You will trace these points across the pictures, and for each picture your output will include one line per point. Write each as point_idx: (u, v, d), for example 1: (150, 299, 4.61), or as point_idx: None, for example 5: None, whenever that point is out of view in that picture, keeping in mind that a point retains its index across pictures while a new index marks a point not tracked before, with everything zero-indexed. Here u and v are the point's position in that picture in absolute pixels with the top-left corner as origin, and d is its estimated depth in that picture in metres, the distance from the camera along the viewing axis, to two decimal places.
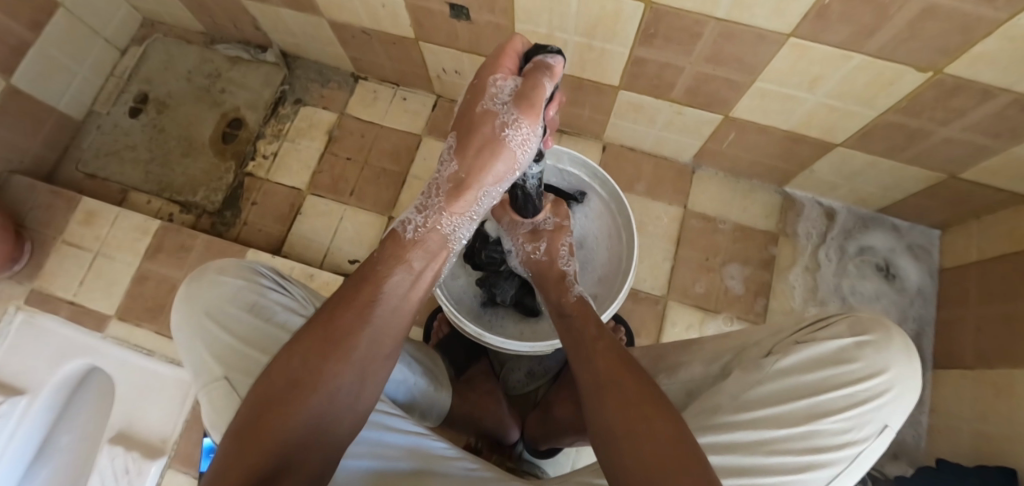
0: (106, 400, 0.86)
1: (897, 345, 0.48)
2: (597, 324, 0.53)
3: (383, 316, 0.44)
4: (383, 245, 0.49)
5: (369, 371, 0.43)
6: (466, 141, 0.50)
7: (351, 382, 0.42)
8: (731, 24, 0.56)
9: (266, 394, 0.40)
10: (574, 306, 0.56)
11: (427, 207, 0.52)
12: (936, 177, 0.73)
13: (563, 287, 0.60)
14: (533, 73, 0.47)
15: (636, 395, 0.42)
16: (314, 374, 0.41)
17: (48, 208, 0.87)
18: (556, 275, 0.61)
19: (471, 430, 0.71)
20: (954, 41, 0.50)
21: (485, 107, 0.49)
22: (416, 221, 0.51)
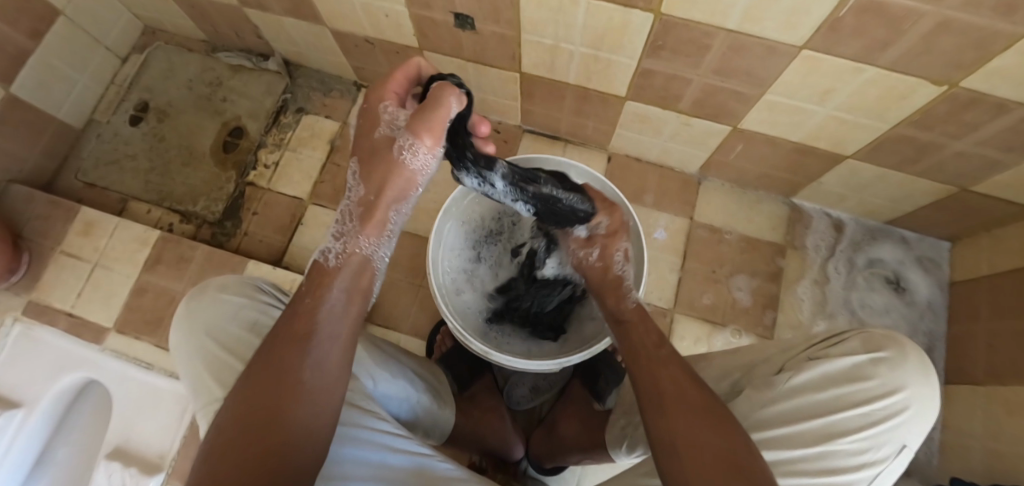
0: (104, 414, 0.84)
1: (914, 361, 0.45)
2: (655, 332, 0.52)
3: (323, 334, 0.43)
4: (309, 280, 0.47)
5: (319, 391, 0.41)
6: (369, 164, 0.51)
7: (302, 400, 0.40)
8: (741, 36, 0.55)
9: (221, 439, 0.38)
10: (632, 313, 0.55)
11: (342, 234, 0.50)
12: (947, 190, 0.72)
13: (619, 293, 0.58)
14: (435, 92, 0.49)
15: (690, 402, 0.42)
16: (262, 400, 0.39)
17: (46, 218, 0.86)
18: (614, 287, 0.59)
19: (475, 448, 0.70)
20: (969, 55, 0.49)
21: (383, 133, 0.51)
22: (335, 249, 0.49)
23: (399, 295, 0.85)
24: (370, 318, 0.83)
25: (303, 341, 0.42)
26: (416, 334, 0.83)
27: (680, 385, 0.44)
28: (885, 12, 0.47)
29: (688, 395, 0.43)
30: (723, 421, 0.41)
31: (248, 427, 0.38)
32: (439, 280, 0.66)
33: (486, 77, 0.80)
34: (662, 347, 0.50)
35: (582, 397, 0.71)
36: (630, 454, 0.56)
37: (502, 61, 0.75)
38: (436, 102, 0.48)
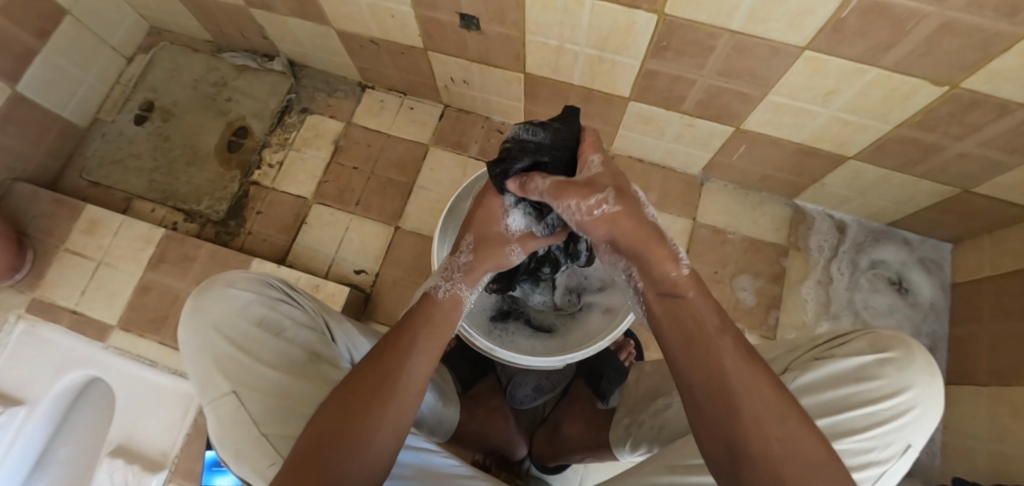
0: (107, 412, 0.84)
1: (921, 361, 0.45)
2: (716, 311, 0.42)
3: (421, 344, 0.47)
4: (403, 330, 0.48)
5: (408, 401, 0.44)
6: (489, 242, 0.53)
7: (396, 407, 0.43)
8: (746, 37, 0.56)
9: (319, 435, 0.40)
10: (685, 284, 0.42)
11: (450, 275, 0.53)
12: (950, 191, 0.72)
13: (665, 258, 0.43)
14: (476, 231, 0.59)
15: (767, 404, 0.37)
16: (366, 401, 0.42)
17: (51, 216, 0.86)
18: (656, 246, 0.43)
19: (478, 447, 0.70)
20: (972, 56, 0.49)
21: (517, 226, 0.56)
22: (443, 283, 0.53)
23: (403, 294, 0.85)
24: (374, 318, 0.84)
25: (405, 351, 0.46)
26: None
27: (750, 383, 0.38)
28: (888, 12, 0.47)
29: (760, 395, 0.37)
30: (805, 429, 0.36)
31: (349, 428, 0.40)
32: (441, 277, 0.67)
33: (491, 78, 0.81)
34: (722, 321, 0.41)
35: (586, 397, 0.71)
36: (633, 452, 0.57)
37: (506, 62, 0.75)
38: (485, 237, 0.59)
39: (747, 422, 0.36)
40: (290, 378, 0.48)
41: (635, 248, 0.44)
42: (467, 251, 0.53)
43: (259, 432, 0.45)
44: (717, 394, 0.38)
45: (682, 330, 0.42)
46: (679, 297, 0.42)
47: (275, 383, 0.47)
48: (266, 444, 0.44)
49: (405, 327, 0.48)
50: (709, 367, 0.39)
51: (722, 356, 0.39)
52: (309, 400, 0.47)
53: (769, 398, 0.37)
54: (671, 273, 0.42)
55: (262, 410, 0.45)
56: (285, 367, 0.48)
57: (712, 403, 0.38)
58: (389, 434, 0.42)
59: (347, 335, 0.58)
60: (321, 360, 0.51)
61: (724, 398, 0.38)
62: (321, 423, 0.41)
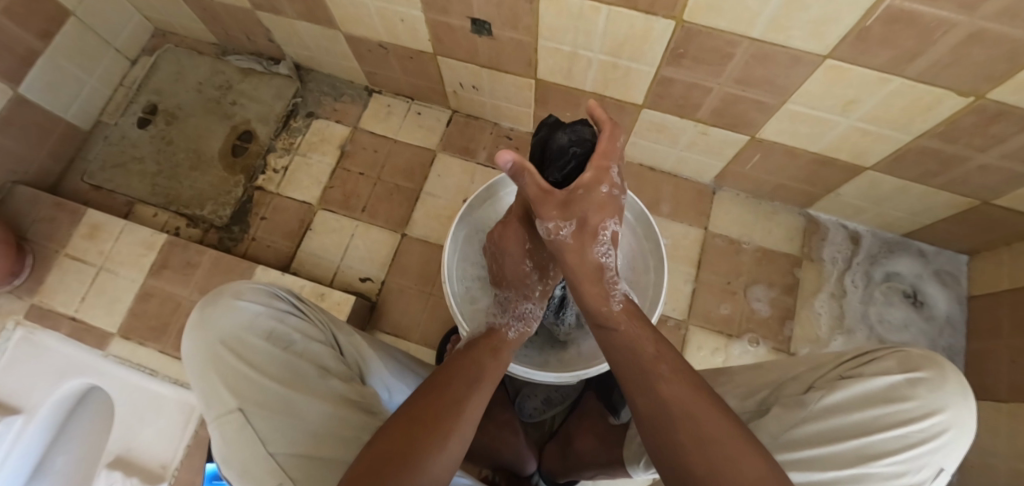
0: (105, 421, 0.82)
1: (953, 382, 0.43)
2: (653, 340, 0.46)
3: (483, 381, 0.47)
4: (475, 357, 0.50)
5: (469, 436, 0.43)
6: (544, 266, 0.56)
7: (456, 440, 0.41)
8: (766, 45, 0.55)
9: (390, 448, 0.38)
10: (620, 318, 0.48)
11: (525, 314, 0.56)
12: (968, 203, 0.70)
13: (603, 291, 0.49)
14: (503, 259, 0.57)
15: (696, 405, 0.39)
16: (431, 427, 0.40)
17: (51, 220, 0.85)
18: (597, 284, 0.49)
19: (487, 462, 0.69)
20: (1000, 67, 0.48)
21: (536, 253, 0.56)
22: (516, 325, 0.55)
23: (410, 303, 0.83)
24: (380, 327, 0.82)
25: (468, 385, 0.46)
26: (426, 342, 0.81)
27: (680, 386, 0.41)
28: (915, 22, 0.46)
29: (700, 401, 0.40)
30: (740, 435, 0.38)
31: (413, 454, 0.38)
32: (451, 288, 0.65)
33: (501, 83, 0.80)
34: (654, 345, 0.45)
35: (596, 411, 0.70)
36: (649, 470, 0.53)
37: (518, 68, 0.74)
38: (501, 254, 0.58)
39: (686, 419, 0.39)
40: (299, 394, 0.46)
41: (577, 276, 0.49)
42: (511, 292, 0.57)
43: (266, 451, 0.43)
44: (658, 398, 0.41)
45: (621, 360, 0.45)
46: (614, 327, 0.48)
47: (282, 399, 0.46)
48: (273, 463, 0.43)
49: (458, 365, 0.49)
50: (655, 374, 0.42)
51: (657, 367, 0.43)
52: (320, 418, 0.45)
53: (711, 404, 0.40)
54: (606, 306, 0.48)
55: (268, 428, 0.44)
56: (291, 382, 0.47)
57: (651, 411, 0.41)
58: (449, 467, 0.40)
59: (355, 346, 0.56)
60: (331, 375, 0.50)
61: (665, 407, 0.40)
62: (381, 445, 0.39)
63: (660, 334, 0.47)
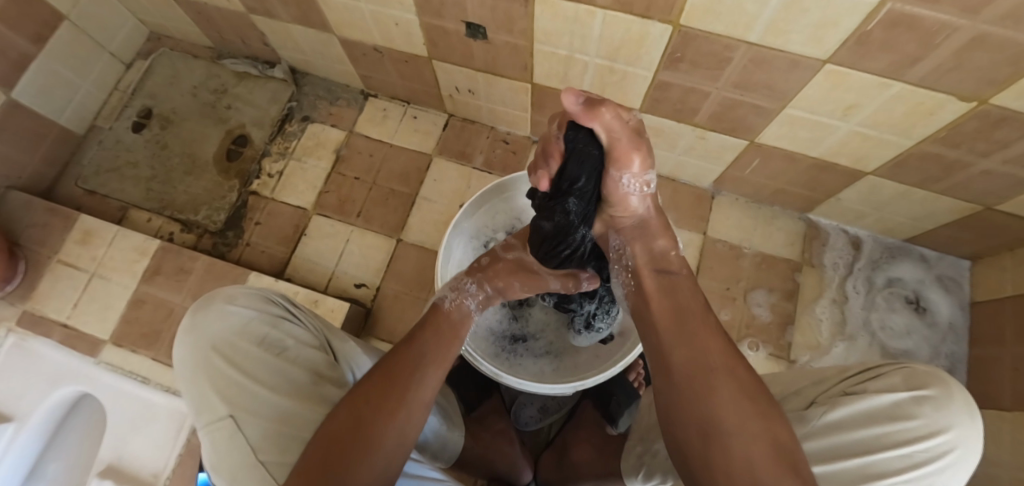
0: (98, 428, 0.81)
1: (961, 401, 0.42)
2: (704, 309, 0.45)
3: (437, 358, 0.47)
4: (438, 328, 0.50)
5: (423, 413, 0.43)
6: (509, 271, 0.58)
7: (407, 418, 0.42)
8: (764, 50, 0.54)
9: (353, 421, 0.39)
10: (681, 266, 0.49)
11: (462, 291, 0.56)
12: (971, 208, 0.69)
13: (670, 235, 0.51)
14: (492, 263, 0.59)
15: (745, 394, 0.38)
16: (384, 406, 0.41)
17: (43, 226, 0.84)
18: (662, 230, 0.51)
19: (482, 472, 0.67)
20: (1003, 72, 0.47)
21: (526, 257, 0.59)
22: (448, 296, 0.55)
23: (405, 309, 0.82)
24: (375, 334, 0.81)
25: (419, 365, 0.45)
26: None
27: (729, 366, 0.40)
28: (917, 25, 0.45)
29: (738, 374, 0.40)
30: (771, 415, 0.37)
31: (362, 439, 0.39)
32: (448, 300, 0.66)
33: (497, 87, 0.79)
34: (699, 316, 0.44)
35: (594, 421, 0.69)
36: (647, 483, 0.52)
37: (513, 71, 0.73)
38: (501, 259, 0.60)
39: (720, 395, 0.38)
40: (291, 401, 0.45)
41: (630, 235, 0.51)
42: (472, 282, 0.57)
43: (257, 460, 0.42)
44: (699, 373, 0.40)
45: (674, 312, 0.45)
46: (675, 273, 0.48)
47: (274, 408, 0.44)
48: (264, 472, 0.42)
49: (412, 339, 0.48)
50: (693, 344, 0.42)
51: (704, 340, 0.42)
52: (314, 427, 0.44)
53: (748, 384, 0.39)
54: (670, 252, 0.50)
55: (260, 436, 0.43)
56: (286, 389, 0.46)
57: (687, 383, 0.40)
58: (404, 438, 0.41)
59: (350, 355, 0.55)
60: (324, 382, 0.49)
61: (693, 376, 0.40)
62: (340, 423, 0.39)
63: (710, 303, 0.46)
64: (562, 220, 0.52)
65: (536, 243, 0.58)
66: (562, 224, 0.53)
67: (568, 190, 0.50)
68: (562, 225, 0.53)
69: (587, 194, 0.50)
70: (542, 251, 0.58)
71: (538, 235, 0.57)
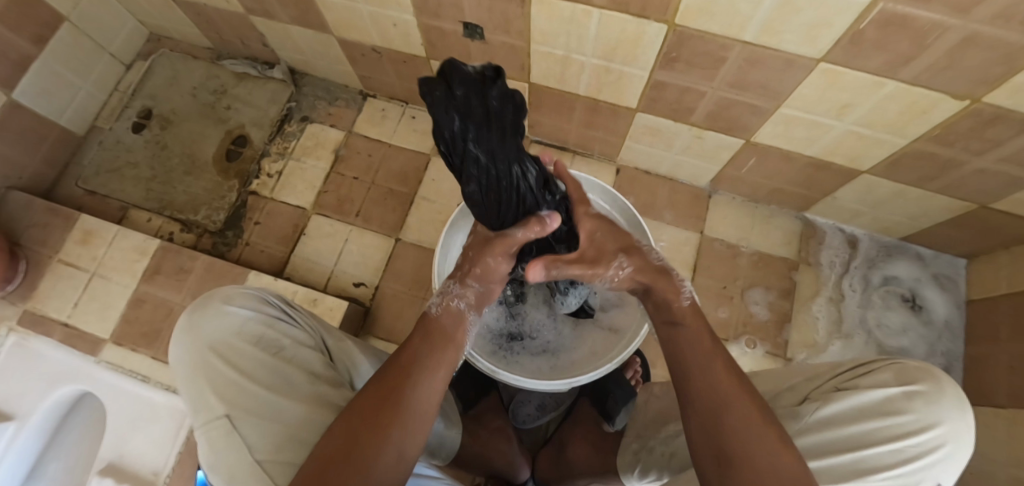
0: (98, 426, 0.82)
1: (950, 397, 0.43)
2: (713, 341, 0.45)
3: (432, 365, 0.44)
4: (429, 332, 0.47)
5: (420, 425, 0.42)
6: (482, 248, 0.50)
7: (402, 429, 0.40)
8: (759, 49, 0.54)
9: (348, 434, 0.38)
10: (687, 313, 0.48)
11: (447, 293, 0.50)
12: (966, 207, 0.70)
13: (673, 286, 0.50)
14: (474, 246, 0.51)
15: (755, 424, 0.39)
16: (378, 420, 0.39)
17: (44, 226, 0.85)
18: (666, 282, 0.50)
19: (479, 470, 0.68)
20: (996, 70, 0.47)
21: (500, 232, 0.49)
22: (436, 301, 0.50)
23: (403, 308, 0.82)
24: (374, 332, 0.82)
25: (415, 373, 0.43)
26: None
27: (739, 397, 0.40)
28: (909, 25, 0.45)
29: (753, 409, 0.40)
30: (788, 451, 0.37)
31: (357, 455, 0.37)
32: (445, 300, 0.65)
33: None
34: (714, 356, 0.44)
35: (592, 418, 0.69)
36: (642, 479, 0.52)
37: (510, 72, 0.74)
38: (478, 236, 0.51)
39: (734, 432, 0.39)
40: (287, 400, 0.45)
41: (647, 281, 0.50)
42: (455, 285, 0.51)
43: (254, 459, 0.43)
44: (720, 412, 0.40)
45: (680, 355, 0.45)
46: (680, 323, 0.47)
47: (271, 407, 0.45)
48: (260, 470, 0.42)
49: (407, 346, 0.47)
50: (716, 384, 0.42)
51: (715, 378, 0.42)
52: (309, 426, 0.44)
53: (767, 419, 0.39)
54: (677, 303, 0.49)
55: (256, 435, 0.43)
56: (282, 389, 0.46)
57: (712, 426, 0.40)
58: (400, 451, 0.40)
59: (346, 353, 0.55)
60: (321, 381, 0.49)
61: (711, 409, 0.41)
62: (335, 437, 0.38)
63: (719, 336, 0.46)
64: (487, 180, 0.43)
65: (480, 212, 0.47)
66: (486, 173, 0.42)
67: (459, 139, 0.38)
68: (487, 176, 0.42)
69: (489, 149, 0.40)
70: (495, 215, 0.47)
71: (475, 207, 0.46)
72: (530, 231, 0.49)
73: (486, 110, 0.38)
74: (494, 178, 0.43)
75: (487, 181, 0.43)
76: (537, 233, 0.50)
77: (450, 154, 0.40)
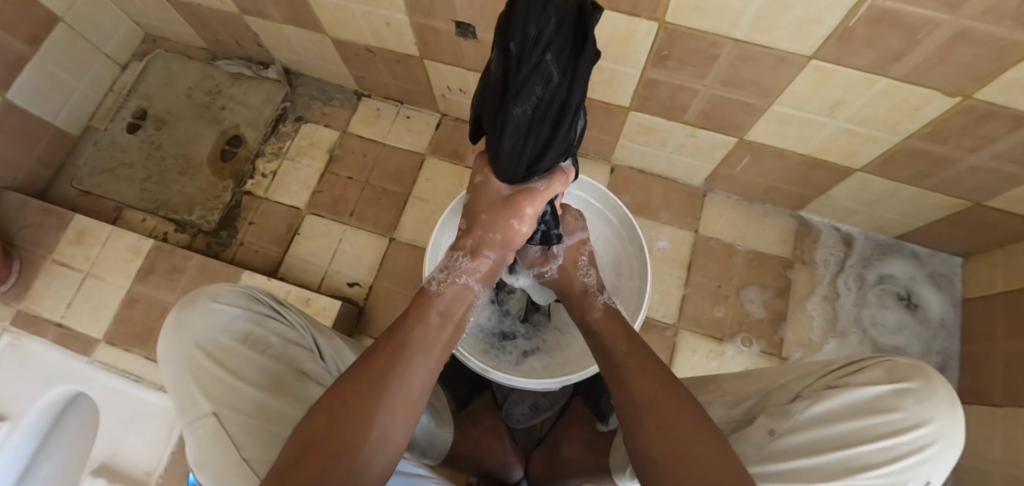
0: (91, 426, 0.82)
1: (942, 393, 0.43)
2: (628, 340, 0.51)
3: (423, 345, 0.44)
4: (417, 306, 0.47)
5: (411, 405, 0.41)
6: (498, 210, 0.50)
7: (390, 405, 0.40)
8: (750, 46, 0.54)
9: (336, 409, 0.39)
10: (600, 321, 0.55)
11: (453, 268, 0.53)
12: (960, 205, 0.70)
13: (585, 302, 0.58)
14: (479, 205, 0.51)
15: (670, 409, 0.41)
16: (366, 396, 0.39)
17: (38, 226, 0.85)
18: (579, 298, 0.59)
19: (471, 469, 0.67)
20: (988, 66, 0.47)
21: (514, 189, 0.49)
22: (438, 277, 0.52)
23: (396, 308, 0.82)
24: (367, 332, 0.81)
25: (407, 347, 0.43)
26: None
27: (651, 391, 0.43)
28: (900, 21, 0.45)
29: (681, 400, 0.42)
30: (700, 428, 0.39)
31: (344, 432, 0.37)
32: None
33: None
34: (630, 357, 0.48)
35: (585, 418, 0.69)
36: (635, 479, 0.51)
37: None
38: (481, 193, 0.51)
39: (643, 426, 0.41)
40: (274, 400, 0.45)
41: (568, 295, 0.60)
42: (465, 256, 0.53)
43: (241, 457, 0.42)
44: (651, 403, 0.42)
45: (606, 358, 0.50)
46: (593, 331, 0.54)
47: (259, 405, 0.45)
48: (247, 469, 0.42)
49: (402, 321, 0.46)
50: (644, 378, 0.45)
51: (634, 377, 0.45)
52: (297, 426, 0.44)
53: (689, 410, 0.41)
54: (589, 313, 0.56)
55: (243, 433, 0.43)
56: (270, 387, 0.46)
57: (630, 421, 0.43)
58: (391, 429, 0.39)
59: (336, 351, 0.54)
60: (309, 380, 0.49)
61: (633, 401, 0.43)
62: (324, 414, 0.39)
63: (635, 332, 0.52)
64: (541, 101, 0.40)
65: (510, 150, 0.43)
66: (548, 94, 0.39)
67: (542, 44, 0.37)
68: (548, 98, 0.40)
69: (559, 69, 0.38)
70: (529, 158, 0.45)
71: (512, 136, 0.42)
72: (557, 183, 0.49)
73: (585, 27, 0.37)
74: (552, 103, 0.40)
75: (546, 104, 0.40)
76: (560, 186, 0.50)
77: (520, 62, 0.38)
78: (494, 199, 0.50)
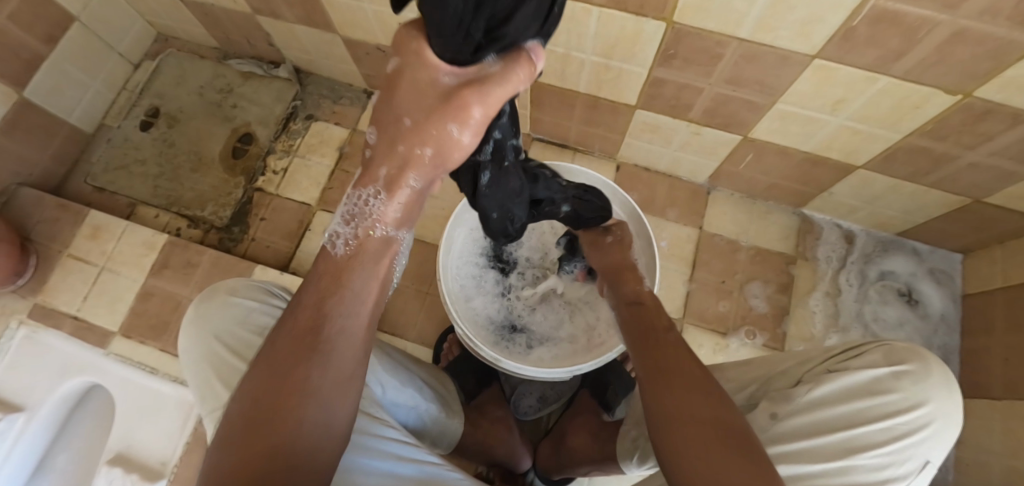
0: (106, 418, 0.83)
1: (937, 375, 0.44)
2: (666, 318, 0.51)
3: (347, 312, 0.36)
4: (332, 265, 0.37)
5: (341, 389, 0.36)
6: (426, 108, 0.31)
7: (319, 386, 0.35)
8: (754, 46, 0.56)
9: (261, 393, 0.35)
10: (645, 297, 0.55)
11: (358, 214, 0.36)
12: (960, 201, 0.71)
13: (637, 279, 0.58)
14: (390, 108, 0.32)
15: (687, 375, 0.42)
16: (288, 380, 0.35)
17: (55, 221, 0.87)
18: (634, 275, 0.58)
19: (481, 459, 0.69)
20: (985, 65, 0.48)
21: (451, 78, 0.30)
22: (340, 232, 0.38)
23: (405, 303, 0.84)
24: None
25: (330, 315, 0.36)
26: (423, 341, 0.82)
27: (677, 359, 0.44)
28: (900, 21, 0.46)
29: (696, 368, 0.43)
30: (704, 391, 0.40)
31: (272, 418, 0.34)
32: (449, 287, 0.68)
33: None
34: (668, 332, 0.49)
35: (589, 408, 0.70)
36: (640, 466, 0.53)
37: None
38: (400, 83, 0.31)
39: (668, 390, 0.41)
40: None
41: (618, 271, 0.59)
42: (373, 196, 0.35)
43: None
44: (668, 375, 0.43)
45: (639, 333, 0.50)
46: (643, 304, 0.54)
47: None
48: None
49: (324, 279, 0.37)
50: (667, 350, 0.45)
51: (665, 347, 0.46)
52: None
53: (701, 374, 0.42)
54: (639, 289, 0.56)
55: None
56: None
57: (650, 385, 0.43)
58: (325, 410, 0.35)
59: None
60: None
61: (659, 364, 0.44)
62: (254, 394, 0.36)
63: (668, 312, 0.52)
64: None
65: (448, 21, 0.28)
66: None
67: None
68: None
69: None
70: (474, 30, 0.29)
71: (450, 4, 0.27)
72: (520, 73, 0.31)
73: None
74: None
75: None
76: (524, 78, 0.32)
77: None
78: (416, 97, 0.31)
